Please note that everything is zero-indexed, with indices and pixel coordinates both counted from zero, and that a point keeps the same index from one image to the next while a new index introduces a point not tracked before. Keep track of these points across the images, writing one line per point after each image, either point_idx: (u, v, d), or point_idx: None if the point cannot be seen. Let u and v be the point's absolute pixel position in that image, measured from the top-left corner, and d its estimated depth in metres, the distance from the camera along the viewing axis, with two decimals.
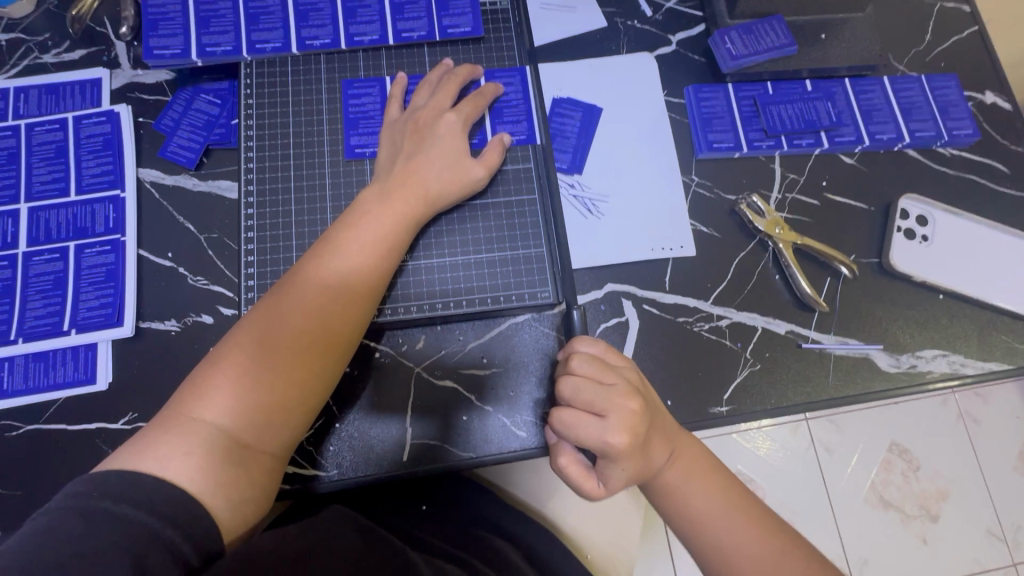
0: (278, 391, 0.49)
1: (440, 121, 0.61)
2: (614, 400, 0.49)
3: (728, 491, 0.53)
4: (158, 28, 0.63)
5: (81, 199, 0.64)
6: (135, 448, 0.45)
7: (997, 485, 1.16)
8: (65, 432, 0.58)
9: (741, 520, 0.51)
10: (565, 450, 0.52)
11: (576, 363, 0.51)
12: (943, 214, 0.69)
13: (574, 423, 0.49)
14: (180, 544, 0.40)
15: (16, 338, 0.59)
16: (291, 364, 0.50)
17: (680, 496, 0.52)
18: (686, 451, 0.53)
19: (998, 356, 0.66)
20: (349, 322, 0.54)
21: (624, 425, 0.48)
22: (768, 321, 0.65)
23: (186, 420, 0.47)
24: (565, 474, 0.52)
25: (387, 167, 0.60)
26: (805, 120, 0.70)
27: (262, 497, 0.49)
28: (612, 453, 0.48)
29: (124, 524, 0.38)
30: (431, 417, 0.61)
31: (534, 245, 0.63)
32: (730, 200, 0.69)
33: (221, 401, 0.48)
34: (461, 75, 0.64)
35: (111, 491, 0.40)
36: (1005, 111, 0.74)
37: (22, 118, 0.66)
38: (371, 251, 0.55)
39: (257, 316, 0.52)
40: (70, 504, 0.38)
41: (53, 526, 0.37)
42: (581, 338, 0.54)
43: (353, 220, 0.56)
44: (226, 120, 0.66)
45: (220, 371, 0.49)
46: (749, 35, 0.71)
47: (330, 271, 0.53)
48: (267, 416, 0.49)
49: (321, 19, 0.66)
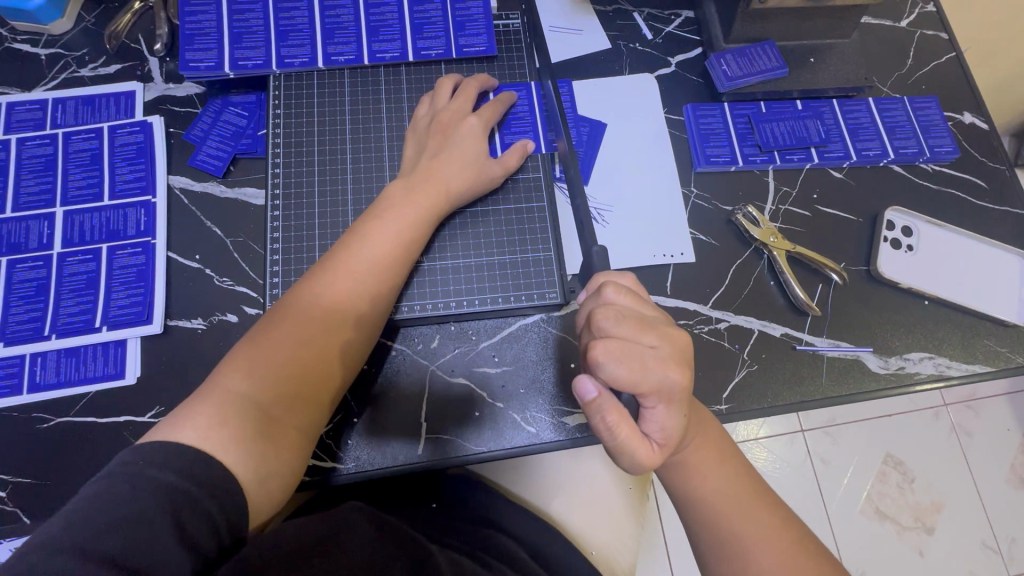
0: (310, 367, 0.53)
1: (463, 123, 0.65)
2: (660, 333, 0.49)
3: (738, 475, 0.55)
4: (194, 43, 0.67)
5: (114, 204, 0.67)
6: (173, 418, 0.46)
7: (990, 497, 1.19)
8: (95, 425, 0.60)
9: (752, 506, 0.53)
10: (612, 407, 0.48)
11: (614, 300, 0.51)
12: (926, 225, 0.74)
13: (627, 356, 0.47)
14: (218, 520, 0.41)
15: (49, 334, 0.62)
16: (321, 345, 0.54)
17: (701, 476, 0.55)
18: (708, 433, 0.56)
19: (980, 360, 0.70)
20: (374, 306, 0.57)
21: (674, 359, 0.48)
22: (764, 324, 0.69)
23: (220, 391, 0.49)
24: (618, 435, 0.48)
25: (412, 164, 0.64)
26: (796, 137, 0.74)
27: (288, 473, 0.50)
28: (669, 390, 0.48)
29: (168, 490, 0.40)
30: (443, 413, 0.64)
31: (543, 249, 0.67)
32: (727, 210, 0.73)
33: (255, 376, 0.50)
34: (478, 83, 0.68)
35: (156, 459, 0.42)
36: (983, 131, 0.79)
37: (60, 127, 0.69)
38: (395, 241, 0.59)
39: (288, 299, 0.55)
40: (119, 469, 0.40)
41: (102, 489, 0.39)
42: (609, 274, 0.55)
43: (379, 213, 0.60)
44: (253, 131, 0.70)
45: (253, 350, 0.52)
46: (743, 58, 0.76)
47: (358, 259, 0.57)
48: (297, 391, 0.52)
49: (346, 37, 0.70)
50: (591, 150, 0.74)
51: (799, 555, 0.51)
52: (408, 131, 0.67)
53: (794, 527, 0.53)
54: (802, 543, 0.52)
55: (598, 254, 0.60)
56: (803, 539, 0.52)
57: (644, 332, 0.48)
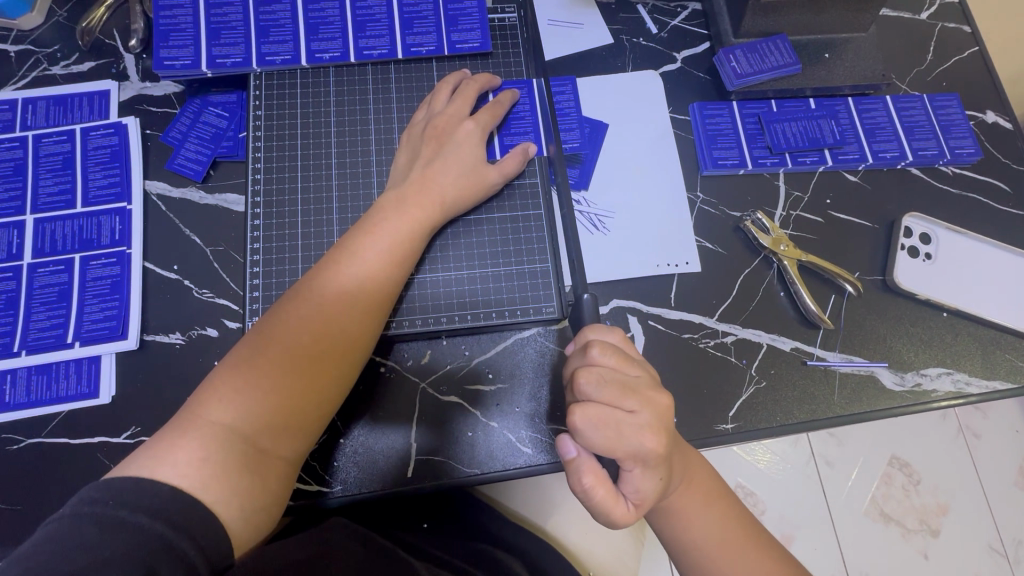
0: (297, 393, 0.49)
1: (459, 128, 0.61)
2: (641, 397, 0.47)
3: (727, 514, 0.52)
4: (169, 39, 0.63)
5: (88, 211, 0.63)
6: (150, 453, 0.44)
7: (997, 499, 1.16)
8: (67, 446, 0.57)
9: (743, 549, 0.51)
10: (590, 469, 0.48)
11: (599, 360, 0.49)
12: (946, 232, 0.70)
13: (602, 424, 0.46)
14: (194, 558, 0.38)
15: (19, 351, 0.59)
16: (308, 368, 0.50)
17: (689, 520, 0.51)
18: (695, 473, 0.53)
19: (1002, 374, 0.66)
20: (366, 324, 0.53)
21: (654, 426, 0.47)
22: (773, 338, 0.65)
23: (200, 422, 0.46)
24: (591, 496, 0.47)
25: (405, 172, 0.60)
26: (808, 138, 0.70)
27: (274, 505, 0.47)
28: (645, 458, 0.46)
29: (139, 531, 0.37)
30: (436, 432, 0.61)
31: (540, 259, 0.64)
32: (734, 216, 0.69)
33: (237, 405, 0.47)
34: (479, 82, 0.64)
35: (127, 500, 0.38)
36: (1006, 131, 0.75)
37: (30, 129, 0.66)
38: (387, 256, 0.55)
39: (273, 318, 0.52)
40: (84, 510, 0.37)
41: (65, 531, 0.36)
42: (595, 329, 0.52)
43: (370, 225, 0.56)
44: (234, 133, 0.66)
45: (236, 374, 0.49)
46: (753, 54, 0.71)
47: (348, 275, 0.53)
48: (283, 419, 0.48)
49: (331, 33, 0.66)
50: (595, 153, 0.70)
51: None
52: (401, 137, 0.64)
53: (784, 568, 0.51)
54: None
55: (587, 305, 0.56)
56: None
57: (625, 396, 0.47)
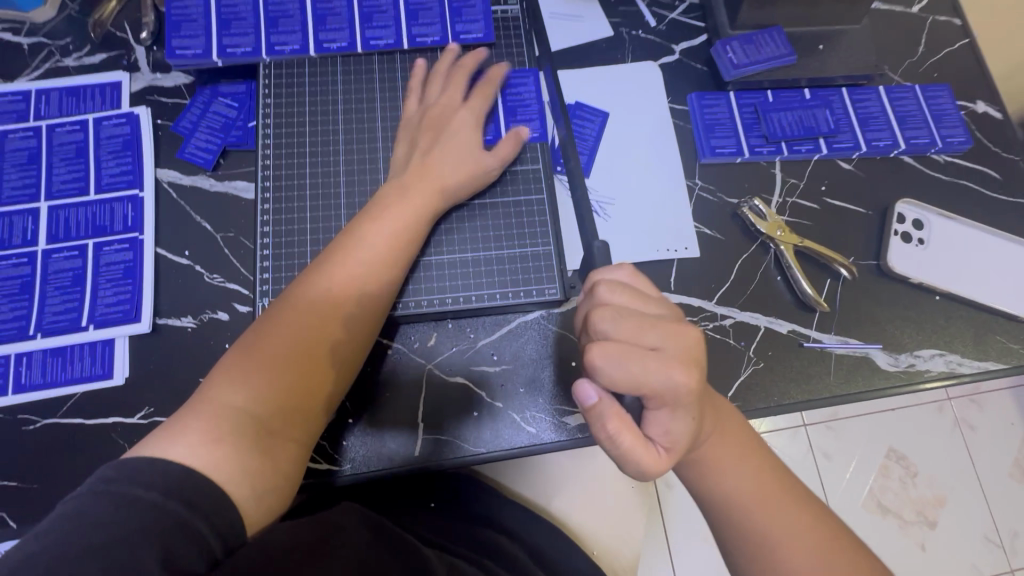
0: (305, 375, 0.51)
1: (454, 117, 0.64)
2: (663, 332, 0.47)
3: (759, 468, 0.54)
4: (181, 30, 0.65)
5: (101, 198, 0.65)
6: (165, 434, 0.45)
7: (994, 491, 1.17)
8: (81, 426, 0.59)
9: (780, 500, 0.52)
10: (613, 412, 0.47)
11: (609, 298, 0.49)
12: (937, 218, 0.71)
13: (626, 359, 0.45)
14: (207, 534, 0.39)
15: (34, 334, 0.60)
16: (315, 351, 0.52)
17: (723, 472, 0.53)
18: (728, 427, 0.55)
19: (993, 356, 0.68)
20: (370, 308, 0.55)
21: (680, 359, 0.46)
22: (770, 321, 0.67)
23: (214, 404, 0.47)
24: (619, 441, 0.47)
25: (406, 161, 0.62)
26: (803, 127, 0.72)
27: (285, 486, 0.49)
28: (676, 391, 0.46)
29: (154, 507, 0.38)
30: (441, 414, 0.62)
31: (542, 242, 0.65)
32: (732, 203, 0.71)
33: (249, 387, 0.49)
34: (488, 78, 0.67)
35: (143, 479, 0.39)
36: (996, 121, 0.77)
37: (43, 119, 0.67)
38: (391, 241, 0.57)
39: (280, 305, 0.53)
40: (101, 486, 0.38)
41: (82, 506, 0.37)
42: (606, 269, 0.53)
43: (373, 213, 0.58)
44: (243, 123, 0.68)
45: (247, 358, 0.50)
46: (749, 45, 0.73)
47: (353, 261, 0.55)
48: (293, 399, 0.50)
49: (338, 24, 0.68)
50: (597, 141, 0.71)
51: (833, 540, 0.50)
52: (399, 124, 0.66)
53: (825, 519, 0.51)
54: (835, 533, 0.51)
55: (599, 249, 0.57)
56: (834, 531, 0.51)
57: (645, 332, 0.47)
